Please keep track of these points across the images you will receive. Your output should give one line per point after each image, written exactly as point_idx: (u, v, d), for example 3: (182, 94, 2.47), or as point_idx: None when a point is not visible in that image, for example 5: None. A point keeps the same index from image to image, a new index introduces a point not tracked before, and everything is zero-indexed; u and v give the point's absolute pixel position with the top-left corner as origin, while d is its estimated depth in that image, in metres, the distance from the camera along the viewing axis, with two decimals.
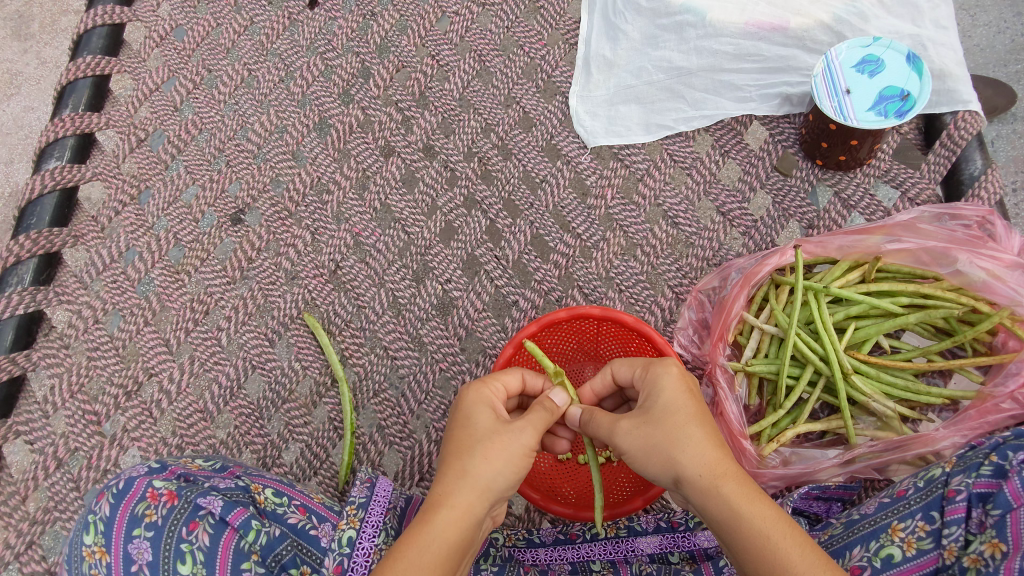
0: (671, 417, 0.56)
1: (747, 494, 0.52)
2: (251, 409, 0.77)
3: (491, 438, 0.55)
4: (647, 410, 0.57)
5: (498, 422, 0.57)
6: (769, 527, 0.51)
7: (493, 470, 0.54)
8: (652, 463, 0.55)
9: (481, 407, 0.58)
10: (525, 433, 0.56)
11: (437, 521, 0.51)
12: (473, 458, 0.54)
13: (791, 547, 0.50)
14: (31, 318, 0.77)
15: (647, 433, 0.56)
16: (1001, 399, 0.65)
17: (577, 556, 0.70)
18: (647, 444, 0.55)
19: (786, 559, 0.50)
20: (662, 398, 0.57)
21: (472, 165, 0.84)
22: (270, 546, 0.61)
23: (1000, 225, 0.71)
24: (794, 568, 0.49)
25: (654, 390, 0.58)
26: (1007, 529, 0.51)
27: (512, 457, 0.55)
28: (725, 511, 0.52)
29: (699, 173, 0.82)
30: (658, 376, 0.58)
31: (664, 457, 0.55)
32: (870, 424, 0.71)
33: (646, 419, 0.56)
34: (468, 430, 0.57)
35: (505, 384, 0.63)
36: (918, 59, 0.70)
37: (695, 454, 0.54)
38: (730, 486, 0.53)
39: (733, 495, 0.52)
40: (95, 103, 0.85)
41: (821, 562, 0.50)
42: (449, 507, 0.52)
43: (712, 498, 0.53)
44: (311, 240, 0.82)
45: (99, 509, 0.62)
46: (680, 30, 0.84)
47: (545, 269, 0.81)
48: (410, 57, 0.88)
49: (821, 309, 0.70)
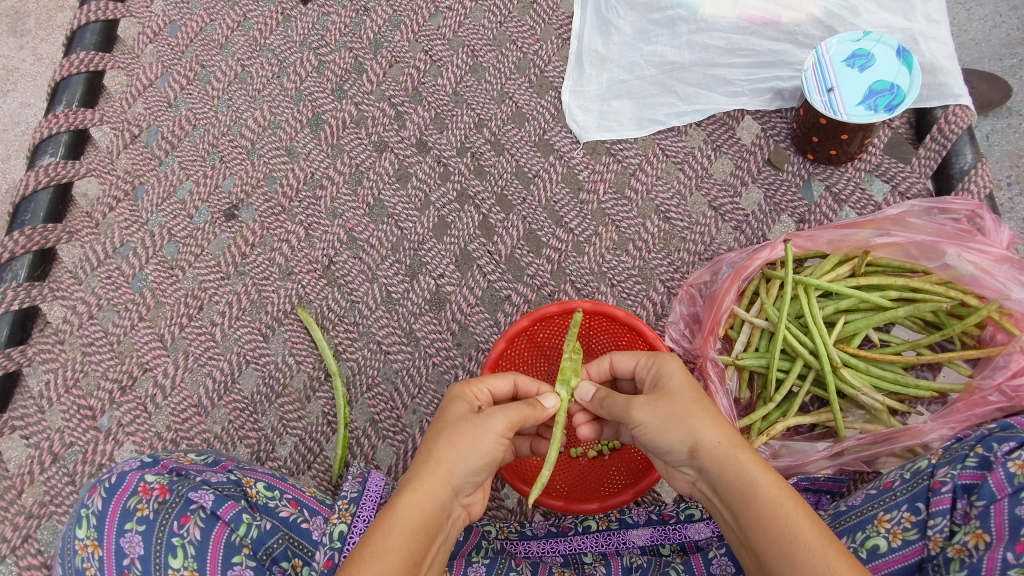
0: (690, 394, 0.57)
1: (762, 467, 0.53)
2: (244, 404, 0.78)
3: (456, 425, 0.56)
4: (660, 388, 0.58)
5: (470, 413, 0.58)
6: (781, 496, 0.52)
7: (456, 454, 0.54)
8: (669, 435, 0.55)
9: (456, 401, 0.59)
10: (491, 418, 0.56)
11: (401, 503, 0.52)
12: (438, 443, 0.55)
13: (802, 517, 0.51)
14: (26, 314, 0.78)
15: (663, 405, 0.56)
16: (988, 392, 0.66)
17: (569, 549, 0.71)
18: (665, 415, 0.56)
19: (797, 529, 0.50)
20: (675, 379, 0.58)
21: (465, 160, 0.84)
22: (262, 539, 0.62)
23: (989, 218, 0.71)
24: (803, 538, 0.50)
25: (664, 373, 0.60)
26: (991, 520, 0.52)
27: (477, 442, 0.54)
28: (742, 480, 0.52)
29: (691, 168, 0.82)
30: (667, 362, 0.60)
31: (681, 428, 0.55)
32: (859, 416, 0.71)
33: (663, 395, 0.57)
34: (441, 420, 0.58)
35: (493, 387, 0.63)
36: (907, 54, 0.70)
37: (713, 425, 0.54)
38: (744, 455, 0.53)
39: (749, 464, 0.53)
40: (88, 100, 0.85)
41: (828, 533, 0.50)
42: (412, 490, 0.53)
43: (728, 467, 0.53)
44: (305, 236, 0.82)
45: (91, 503, 0.63)
46: (673, 24, 0.84)
47: (537, 263, 0.81)
48: (404, 52, 0.88)
49: (811, 303, 0.70)
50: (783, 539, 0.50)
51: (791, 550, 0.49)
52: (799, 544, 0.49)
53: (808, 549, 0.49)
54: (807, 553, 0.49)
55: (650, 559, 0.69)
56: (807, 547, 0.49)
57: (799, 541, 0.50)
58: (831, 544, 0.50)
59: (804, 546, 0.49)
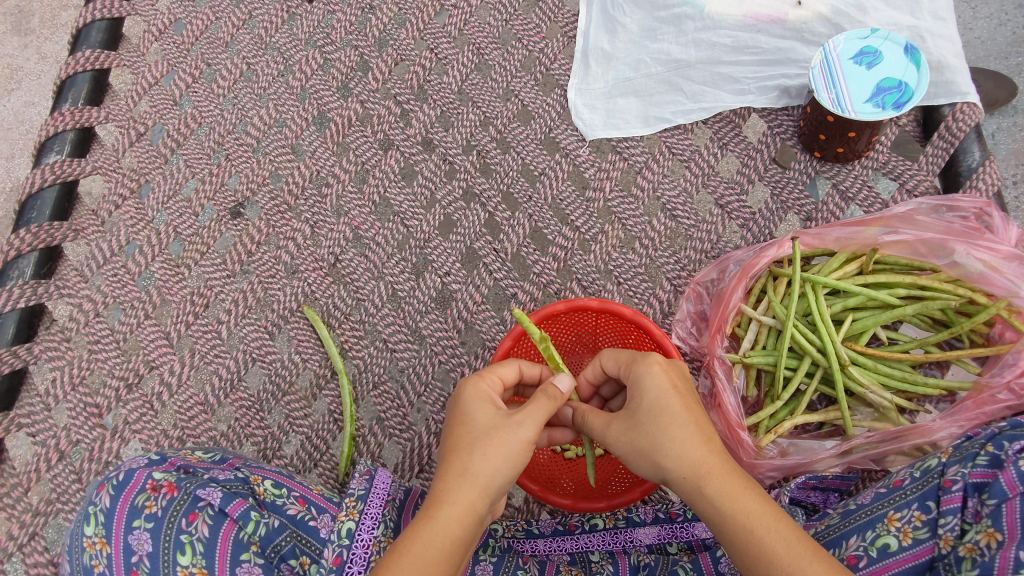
0: (657, 417, 0.56)
1: (731, 490, 0.53)
2: (251, 402, 0.78)
3: (488, 434, 0.55)
4: (631, 412, 0.57)
5: (496, 417, 0.57)
6: (756, 522, 0.51)
7: (492, 467, 0.54)
8: (641, 464, 0.56)
9: (480, 404, 0.58)
10: (523, 427, 0.56)
11: (440, 516, 0.53)
12: (474, 454, 0.54)
13: (776, 539, 0.51)
14: (33, 311, 0.78)
15: (632, 438, 0.56)
16: (997, 390, 0.66)
17: (576, 547, 0.71)
18: (633, 448, 0.56)
19: (770, 554, 0.50)
20: (647, 398, 0.57)
21: (470, 158, 0.84)
22: (269, 537, 0.62)
23: (997, 216, 0.71)
24: (778, 562, 0.50)
25: (638, 390, 0.58)
26: (1003, 519, 0.51)
27: (511, 452, 0.55)
28: (710, 510, 0.53)
29: (698, 166, 0.82)
30: (641, 374, 0.58)
31: (648, 461, 0.56)
32: (867, 414, 0.70)
33: (633, 422, 0.57)
34: (466, 426, 0.57)
35: (502, 375, 0.62)
36: (916, 51, 0.70)
37: (678, 455, 0.54)
38: (711, 484, 0.53)
39: (718, 492, 0.53)
40: (94, 98, 0.85)
41: (814, 553, 0.50)
42: (451, 505, 0.53)
43: (697, 497, 0.53)
44: (311, 234, 0.82)
45: (99, 500, 0.63)
46: (679, 22, 0.84)
47: (544, 261, 0.81)
48: (409, 50, 0.88)
49: (818, 300, 0.70)
50: (760, 564, 0.50)
51: (769, 573, 0.50)
52: (774, 569, 0.50)
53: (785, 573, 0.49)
54: None
55: (657, 557, 0.69)
56: (782, 569, 0.49)
57: (776, 564, 0.50)
58: (810, 564, 0.49)
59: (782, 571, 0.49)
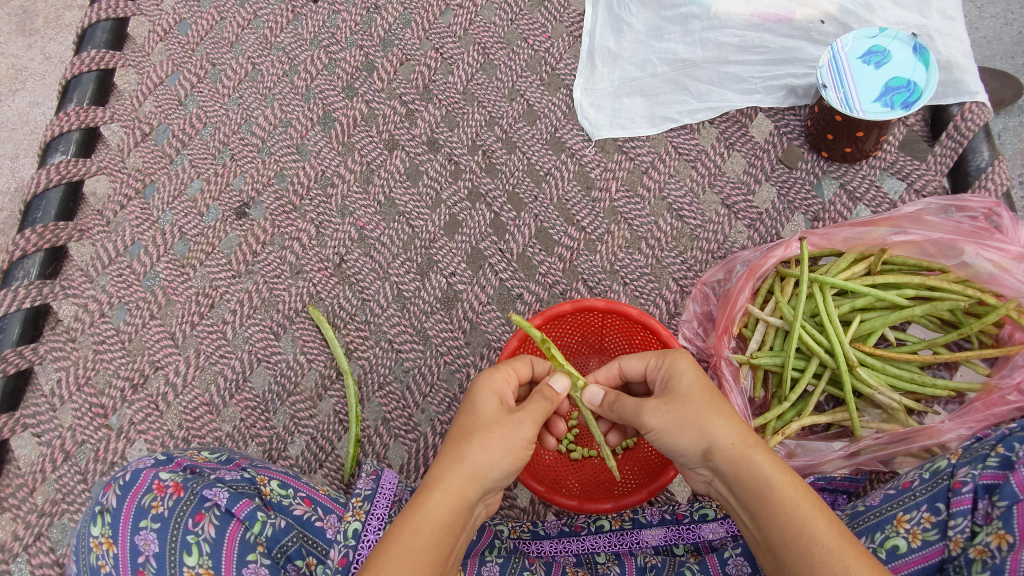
0: (701, 393, 0.56)
1: (775, 464, 0.53)
2: (256, 402, 0.77)
3: (491, 427, 0.55)
4: (671, 390, 0.58)
5: (501, 412, 0.57)
6: (798, 496, 0.51)
7: (490, 460, 0.54)
8: (683, 437, 0.55)
9: (488, 396, 0.58)
10: (524, 425, 0.56)
11: (430, 504, 0.52)
12: (472, 444, 0.54)
13: (818, 514, 0.51)
14: (38, 312, 0.78)
15: (675, 408, 0.56)
16: (1007, 391, 0.65)
17: (582, 548, 0.70)
18: (676, 418, 0.55)
19: (814, 528, 0.50)
20: (686, 379, 0.58)
21: (476, 158, 0.84)
22: (276, 537, 0.61)
23: (1007, 216, 0.71)
24: (821, 537, 0.49)
25: (675, 373, 0.59)
26: (1014, 521, 0.51)
27: (509, 446, 0.55)
28: (758, 480, 0.52)
29: (704, 165, 0.82)
30: (676, 361, 0.59)
31: (695, 431, 0.55)
32: (875, 416, 0.70)
33: (674, 396, 0.57)
34: (471, 416, 0.57)
35: (516, 370, 0.63)
36: (924, 51, 0.70)
37: (727, 426, 0.54)
38: (760, 455, 0.53)
39: (764, 463, 0.53)
40: (99, 98, 0.85)
41: (847, 533, 0.50)
42: (442, 491, 0.52)
43: (744, 468, 0.53)
44: (316, 234, 0.82)
45: (106, 500, 0.63)
46: (685, 21, 0.84)
47: (549, 262, 0.81)
48: (414, 50, 0.88)
49: (826, 300, 0.70)
50: (801, 539, 0.50)
51: (810, 550, 0.49)
52: (818, 544, 0.49)
53: (827, 549, 0.49)
54: (824, 555, 0.49)
55: (664, 558, 0.68)
56: (825, 544, 0.49)
57: (817, 541, 0.49)
58: (848, 542, 0.49)
59: (821, 547, 0.49)
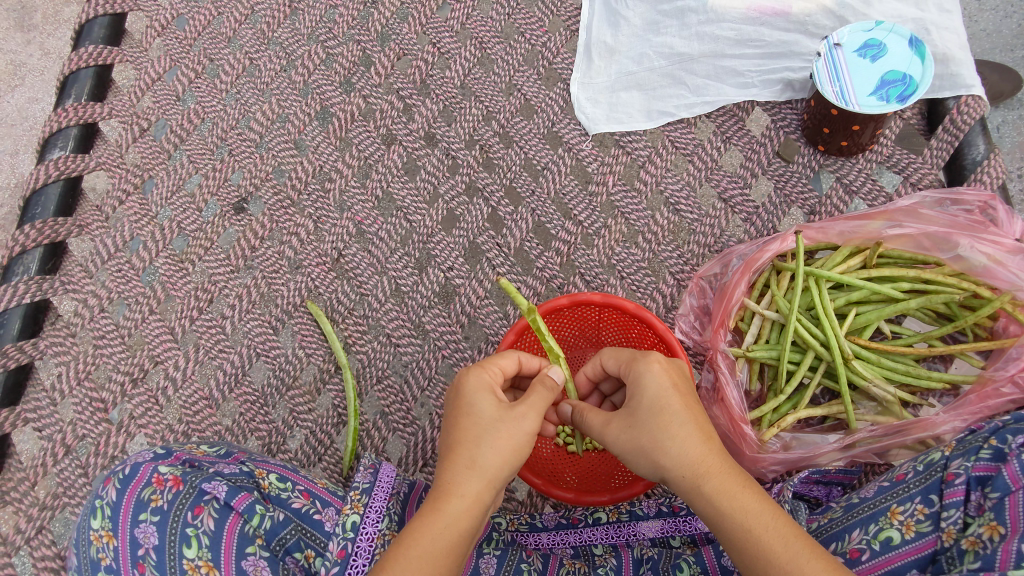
0: (657, 416, 0.56)
1: (729, 489, 0.53)
2: (255, 396, 0.78)
3: (497, 427, 0.56)
4: (633, 407, 0.58)
5: (502, 410, 0.58)
6: (753, 521, 0.51)
7: (501, 459, 0.55)
8: (639, 462, 0.56)
9: (484, 396, 0.58)
10: (526, 419, 0.57)
11: (450, 509, 0.53)
12: (483, 448, 0.55)
13: (774, 537, 0.50)
14: (38, 307, 0.78)
15: (632, 437, 0.57)
16: (1001, 383, 0.66)
17: (580, 540, 0.71)
18: (631, 447, 0.57)
19: (769, 550, 0.50)
20: (649, 394, 0.57)
21: (473, 153, 0.84)
22: (274, 530, 0.62)
23: (1002, 209, 0.70)
24: (777, 557, 0.49)
25: (639, 388, 0.58)
26: (1006, 511, 0.51)
27: (518, 443, 0.56)
28: (710, 509, 0.53)
29: (701, 159, 0.82)
30: (641, 374, 0.58)
31: (648, 460, 0.56)
32: (870, 409, 0.71)
33: (632, 421, 0.57)
34: (473, 419, 0.57)
35: (503, 367, 0.62)
36: (920, 44, 0.70)
37: (679, 453, 0.54)
38: (712, 482, 0.53)
39: (716, 491, 0.53)
40: (97, 93, 0.85)
41: (811, 548, 0.50)
42: (460, 498, 0.53)
43: (696, 495, 0.54)
44: (314, 229, 0.83)
45: (106, 494, 0.63)
46: (681, 15, 0.84)
47: (546, 256, 0.81)
48: (411, 45, 0.88)
49: (822, 294, 0.70)
50: (757, 562, 0.50)
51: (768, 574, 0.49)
52: (774, 566, 0.49)
53: (782, 567, 0.49)
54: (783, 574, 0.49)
55: (660, 550, 0.69)
56: (782, 565, 0.49)
57: (772, 563, 0.49)
58: (808, 558, 0.49)
59: (778, 567, 0.49)
